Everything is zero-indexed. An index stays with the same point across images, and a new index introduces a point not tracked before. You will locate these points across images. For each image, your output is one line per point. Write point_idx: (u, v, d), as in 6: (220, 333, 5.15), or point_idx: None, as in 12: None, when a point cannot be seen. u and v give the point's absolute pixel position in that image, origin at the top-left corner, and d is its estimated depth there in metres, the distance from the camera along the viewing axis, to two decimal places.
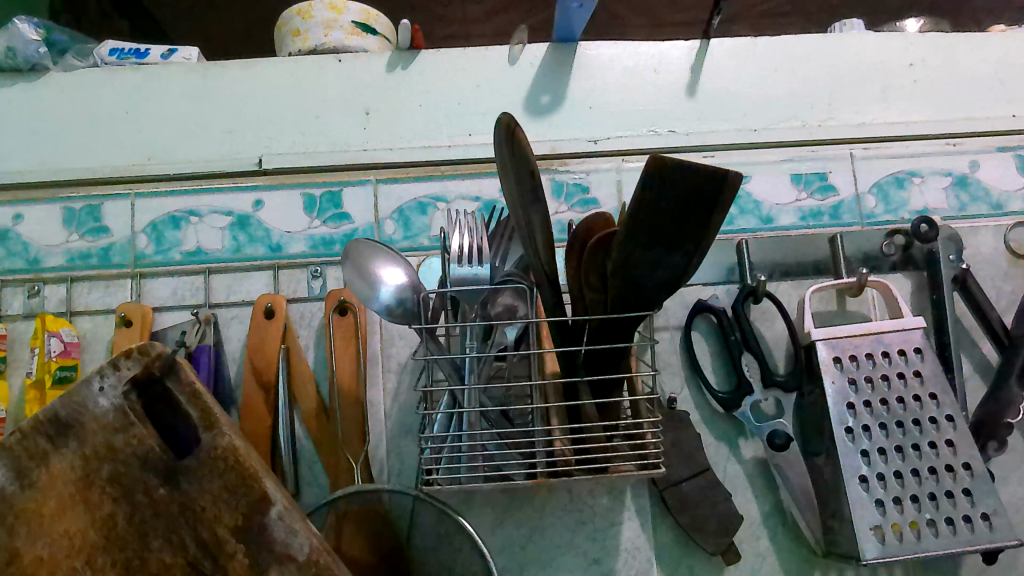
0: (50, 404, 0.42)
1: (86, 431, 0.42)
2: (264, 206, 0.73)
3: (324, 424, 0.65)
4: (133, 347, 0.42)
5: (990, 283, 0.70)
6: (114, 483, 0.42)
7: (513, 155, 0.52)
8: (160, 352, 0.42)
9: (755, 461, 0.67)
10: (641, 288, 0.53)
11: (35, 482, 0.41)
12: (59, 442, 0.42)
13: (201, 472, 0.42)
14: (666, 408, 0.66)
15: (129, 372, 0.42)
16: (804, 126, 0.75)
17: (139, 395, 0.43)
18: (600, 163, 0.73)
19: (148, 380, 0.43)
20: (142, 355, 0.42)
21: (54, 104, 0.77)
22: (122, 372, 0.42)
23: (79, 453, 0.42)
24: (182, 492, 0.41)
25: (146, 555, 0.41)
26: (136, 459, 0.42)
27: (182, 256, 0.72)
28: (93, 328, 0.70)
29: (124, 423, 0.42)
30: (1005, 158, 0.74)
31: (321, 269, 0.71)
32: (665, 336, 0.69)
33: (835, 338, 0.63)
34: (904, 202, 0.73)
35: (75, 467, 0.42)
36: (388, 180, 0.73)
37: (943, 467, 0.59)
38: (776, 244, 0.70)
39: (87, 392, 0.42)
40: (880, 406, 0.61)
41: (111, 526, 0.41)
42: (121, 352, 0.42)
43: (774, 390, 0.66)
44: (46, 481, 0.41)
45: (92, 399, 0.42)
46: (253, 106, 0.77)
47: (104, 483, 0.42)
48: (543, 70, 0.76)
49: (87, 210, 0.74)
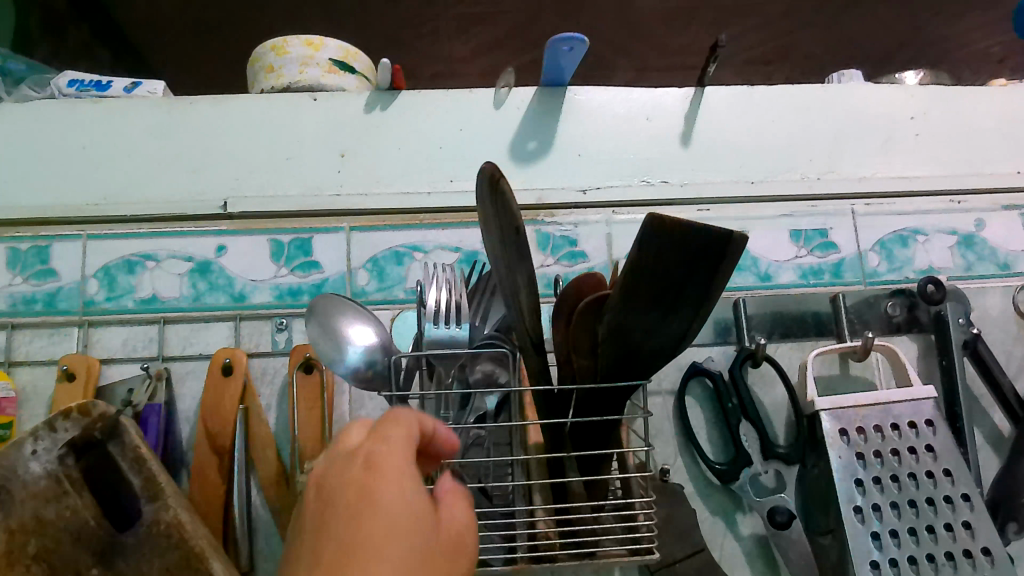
0: None
1: (14, 501, 0.46)
2: (227, 251, 0.68)
3: (285, 491, 0.60)
4: (74, 410, 0.48)
5: (1000, 348, 0.66)
6: (41, 559, 0.46)
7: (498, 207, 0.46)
8: (102, 413, 0.49)
9: (753, 538, 0.62)
10: (635, 354, 0.48)
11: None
12: None
13: (145, 548, 0.48)
14: (659, 481, 0.61)
15: (66, 434, 0.48)
16: (802, 179, 0.71)
17: (74, 459, 0.48)
18: (589, 215, 0.68)
19: (89, 443, 0.49)
20: (85, 417, 0.48)
21: (7, 138, 0.72)
22: (59, 434, 0.48)
23: (4, 528, 0.45)
24: (117, 571, 0.47)
25: None
26: (68, 533, 0.47)
27: (136, 304, 0.66)
28: (33, 381, 0.64)
29: (58, 492, 0.47)
30: (1011, 216, 0.71)
31: (287, 322, 0.66)
32: (657, 401, 0.65)
33: (840, 408, 0.59)
34: (908, 260, 0.69)
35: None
36: (363, 227, 0.68)
37: (961, 553, 0.54)
38: (776, 304, 0.66)
39: (20, 457, 0.46)
40: (892, 483, 0.56)
41: None
42: (60, 414, 0.48)
43: (775, 461, 0.61)
44: None
45: (24, 465, 0.46)
46: (219, 145, 0.71)
47: (31, 559, 0.46)
48: (530, 115, 0.72)
49: (34, 252, 0.68)
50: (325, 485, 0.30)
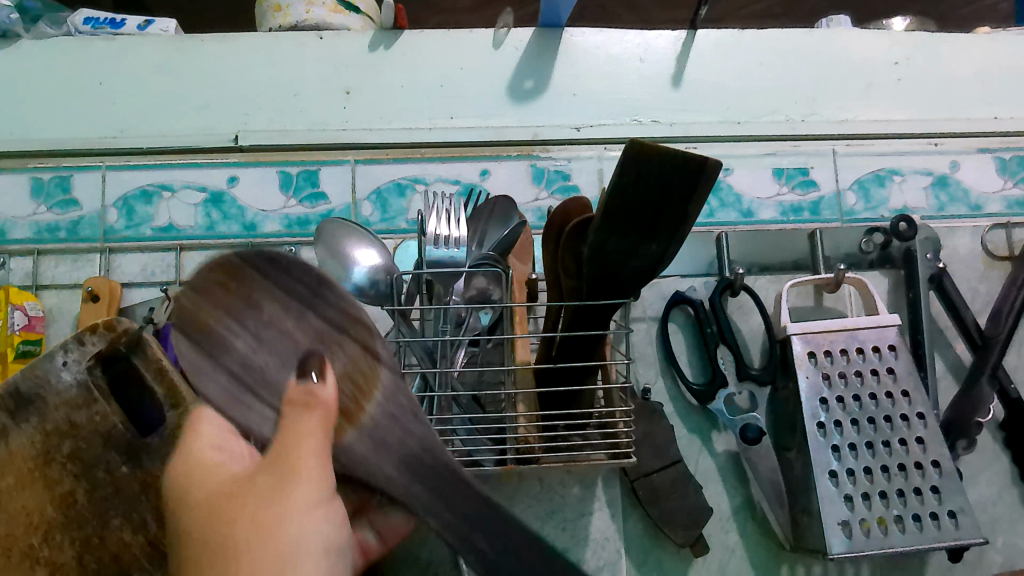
0: (13, 380, 0.54)
1: (47, 407, 0.54)
2: (239, 182, 0.72)
3: None
4: (99, 326, 0.55)
5: (966, 284, 0.70)
6: (74, 460, 0.54)
7: (264, 401, 0.40)
8: (126, 328, 0.55)
9: (727, 454, 0.67)
10: (616, 274, 0.52)
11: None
12: (19, 416, 0.54)
13: (161, 450, 0.55)
14: (639, 398, 0.66)
15: (93, 347, 0.55)
16: (786, 121, 0.75)
17: (102, 372, 0.56)
18: (582, 151, 0.72)
19: (112, 356, 0.56)
20: (108, 331, 0.55)
21: (24, 72, 0.75)
22: (87, 348, 0.55)
23: (39, 429, 0.54)
24: (143, 471, 0.54)
25: (105, 532, 0.53)
26: (98, 436, 0.54)
27: (154, 231, 0.70)
28: (59, 303, 0.69)
29: (87, 400, 0.55)
30: (986, 160, 0.74)
31: (295, 250, 0.69)
32: (641, 326, 0.69)
33: (809, 333, 0.63)
34: (883, 200, 0.73)
35: (34, 443, 0.54)
36: (366, 160, 0.72)
37: (913, 464, 0.60)
38: (755, 239, 0.70)
39: (51, 368, 0.54)
40: (853, 402, 0.61)
41: (69, 504, 0.53)
42: (87, 331, 0.55)
43: (748, 383, 0.66)
44: (8, 456, 0.53)
45: (55, 374, 0.54)
46: (230, 82, 0.74)
47: (64, 459, 0.54)
48: (527, 55, 0.75)
49: (57, 181, 0.72)
50: (174, 493, 0.37)
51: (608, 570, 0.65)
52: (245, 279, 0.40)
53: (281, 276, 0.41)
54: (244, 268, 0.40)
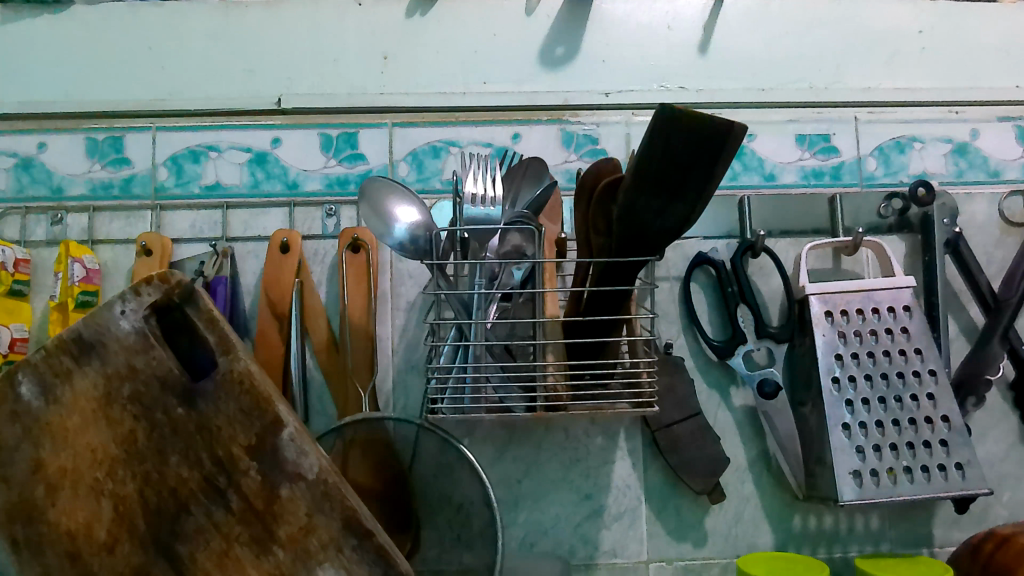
0: (75, 326, 0.48)
1: (108, 351, 0.47)
2: (282, 143, 0.75)
3: (335, 356, 0.69)
4: (154, 276, 0.48)
5: (982, 249, 0.73)
6: (134, 402, 0.47)
7: None
8: (179, 281, 0.48)
9: (744, 408, 0.70)
10: (643, 233, 0.55)
11: (59, 399, 0.47)
12: (82, 361, 0.47)
13: (218, 394, 0.48)
14: (661, 353, 0.69)
15: (150, 298, 0.48)
16: (811, 88, 0.77)
17: (158, 320, 0.48)
18: (611, 116, 0.75)
19: (167, 306, 0.48)
20: (163, 282, 0.48)
21: (77, 36, 0.78)
22: (142, 298, 0.48)
23: (100, 373, 0.47)
24: (200, 413, 0.47)
25: (164, 469, 0.47)
26: (156, 379, 0.47)
27: (201, 190, 0.74)
28: (114, 257, 0.73)
29: (145, 346, 0.48)
30: (1006, 128, 0.76)
31: (336, 209, 0.73)
32: (665, 286, 0.72)
33: (828, 294, 0.66)
34: (903, 166, 0.75)
35: (97, 385, 0.47)
36: (404, 124, 0.75)
37: (923, 418, 0.63)
38: (776, 203, 0.73)
39: (110, 316, 0.48)
40: (867, 359, 0.64)
41: (131, 441, 0.47)
42: (142, 279, 0.48)
43: (767, 340, 0.69)
44: (70, 398, 0.47)
45: (114, 322, 0.48)
46: (273, 47, 0.78)
47: (125, 401, 0.47)
48: (559, 22, 0.77)
49: (110, 141, 0.76)
50: None
51: (628, 515, 0.69)
52: (313, 529, 0.46)
53: (353, 528, 0.46)
54: (312, 515, 0.46)
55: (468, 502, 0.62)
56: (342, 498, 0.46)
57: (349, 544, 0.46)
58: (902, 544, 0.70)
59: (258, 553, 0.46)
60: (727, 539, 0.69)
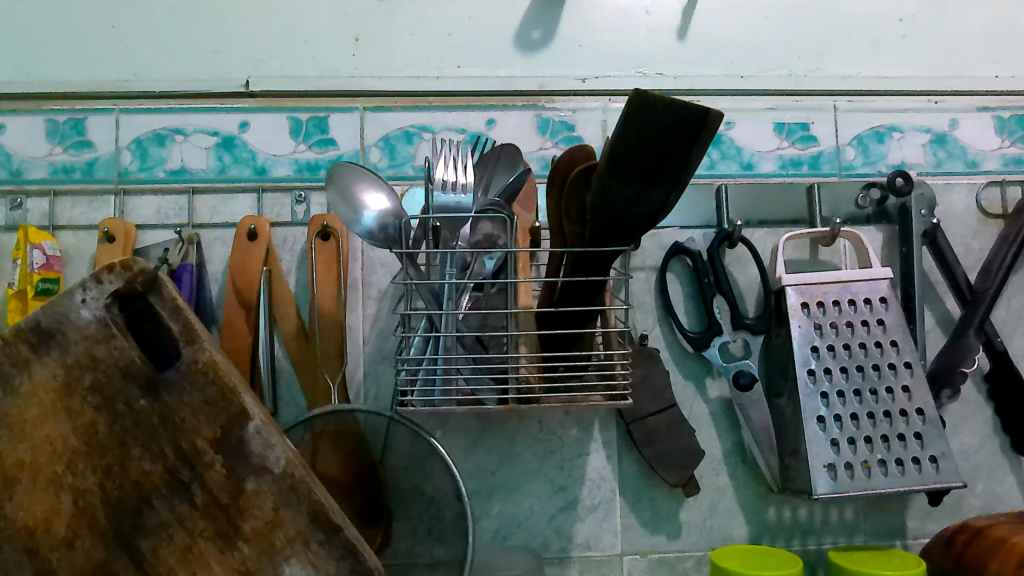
0: (33, 314, 0.45)
1: (68, 340, 0.45)
2: (251, 127, 0.73)
3: (304, 346, 0.67)
4: (115, 263, 0.45)
5: (959, 240, 0.73)
6: (95, 392, 0.45)
7: None
8: (143, 268, 0.45)
9: (720, 400, 0.69)
10: (618, 221, 0.54)
11: (17, 389, 0.45)
12: (41, 350, 0.45)
13: (182, 385, 0.46)
14: (636, 344, 0.69)
15: (111, 286, 0.46)
16: (790, 76, 0.75)
17: (121, 308, 0.46)
18: (588, 102, 0.74)
19: (130, 294, 0.46)
20: (125, 270, 0.45)
21: (37, 14, 0.75)
22: (104, 286, 0.46)
23: (61, 362, 0.45)
24: (163, 404, 0.45)
25: (126, 461, 0.45)
26: (117, 369, 0.45)
27: (167, 174, 0.72)
28: (76, 243, 0.71)
29: (106, 335, 0.45)
30: (985, 118, 0.76)
31: (305, 194, 0.72)
32: (640, 276, 0.71)
33: (804, 284, 0.65)
34: (882, 155, 0.75)
35: (57, 375, 0.45)
36: (376, 108, 0.73)
37: (898, 411, 0.63)
38: (754, 193, 0.72)
39: (70, 304, 0.45)
40: (843, 350, 0.64)
41: (92, 433, 0.45)
42: (104, 266, 0.45)
43: (743, 331, 0.68)
44: (28, 389, 0.45)
45: (74, 311, 0.45)
46: (241, 27, 0.75)
47: (85, 391, 0.45)
48: (535, 4, 0.75)
49: (71, 123, 0.73)
50: None
51: (603, 507, 0.68)
52: (279, 524, 0.45)
53: (319, 523, 0.45)
54: (279, 510, 0.45)
55: (440, 494, 0.62)
56: (309, 491, 0.45)
57: (315, 538, 0.45)
58: (876, 536, 0.69)
59: (224, 549, 0.45)
60: (701, 531, 0.68)
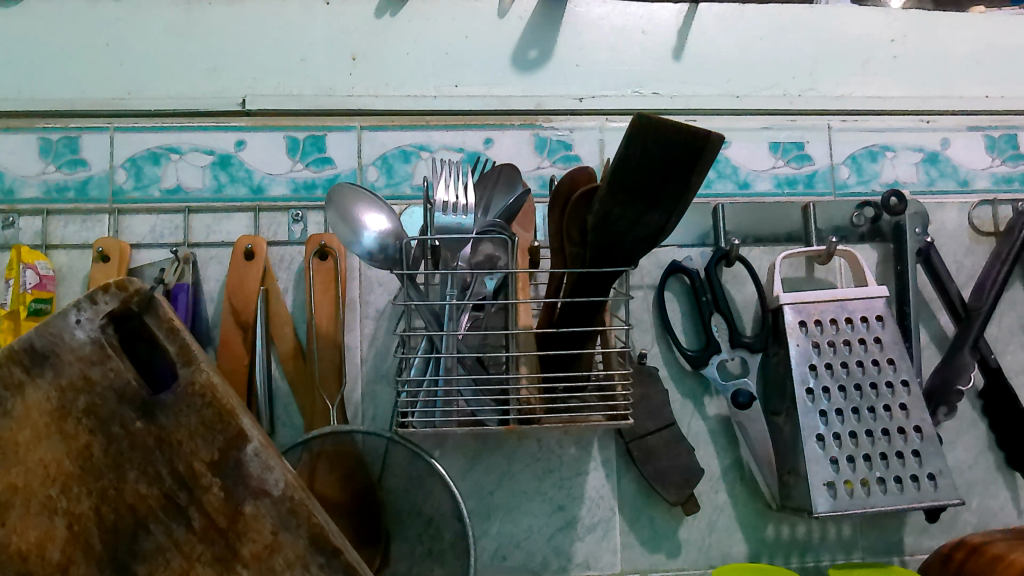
0: (27, 335, 0.44)
1: (62, 362, 0.44)
2: (247, 146, 0.73)
3: (301, 365, 0.67)
4: (111, 283, 0.45)
5: (952, 257, 0.73)
6: (90, 415, 0.44)
7: None
8: (138, 288, 0.45)
9: (718, 418, 0.70)
10: (619, 242, 0.54)
11: (10, 411, 0.44)
12: (35, 373, 0.44)
13: (178, 407, 0.45)
14: (636, 362, 0.68)
15: (106, 306, 0.45)
16: (785, 95, 0.76)
17: (115, 329, 0.46)
18: (585, 121, 0.74)
19: (125, 315, 0.46)
20: (119, 290, 0.45)
21: (30, 31, 0.74)
22: (99, 306, 0.45)
23: (55, 385, 0.44)
24: (160, 426, 0.45)
25: (122, 485, 0.44)
26: (113, 392, 0.45)
27: (161, 193, 0.72)
28: (68, 262, 0.70)
29: (101, 356, 0.45)
30: (975, 137, 0.77)
31: (302, 214, 0.71)
32: (639, 294, 0.71)
33: (801, 303, 0.66)
34: (875, 174, 0.75)
35: (50, 397, 0.44)
36: (373, 127, 0.73)
37: (896, 429, 0.63)
38: (750, 211, 0.72)
39: (64, 324, 0.45)
40: (841, 369, 0.64)
41: (87, 456, 0.44)
42: (99, 286, 0.45)
43: (741, 349, 0.68)
44: (21, 411, 0.44)
45: (69, 331, 0.45)
46: (238, 45, 0.75)
47: (80, 414, 0.44)
48: (531, 24, 0.76)
49: (65, 142, 0.73)
50: None
51: (602, 526, 0.68)
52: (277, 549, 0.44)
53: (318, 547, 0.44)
54: (277, 534, 0.44)
55: (439, 515, 0.60)
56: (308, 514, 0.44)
57: (315, 562, 0.44)
58: (873, 553, 0.70)
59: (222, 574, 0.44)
60: (701, 549, 0.68)
